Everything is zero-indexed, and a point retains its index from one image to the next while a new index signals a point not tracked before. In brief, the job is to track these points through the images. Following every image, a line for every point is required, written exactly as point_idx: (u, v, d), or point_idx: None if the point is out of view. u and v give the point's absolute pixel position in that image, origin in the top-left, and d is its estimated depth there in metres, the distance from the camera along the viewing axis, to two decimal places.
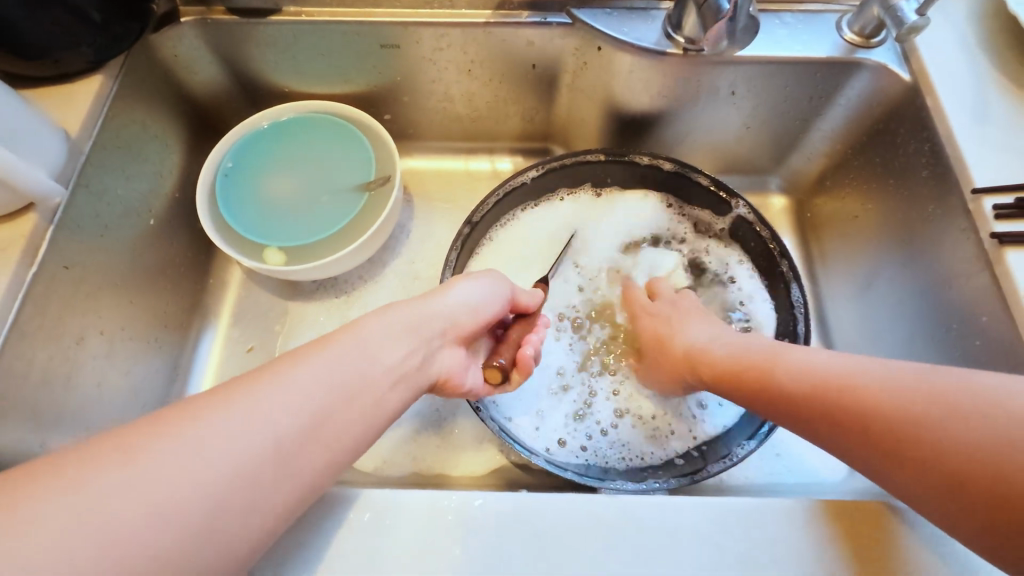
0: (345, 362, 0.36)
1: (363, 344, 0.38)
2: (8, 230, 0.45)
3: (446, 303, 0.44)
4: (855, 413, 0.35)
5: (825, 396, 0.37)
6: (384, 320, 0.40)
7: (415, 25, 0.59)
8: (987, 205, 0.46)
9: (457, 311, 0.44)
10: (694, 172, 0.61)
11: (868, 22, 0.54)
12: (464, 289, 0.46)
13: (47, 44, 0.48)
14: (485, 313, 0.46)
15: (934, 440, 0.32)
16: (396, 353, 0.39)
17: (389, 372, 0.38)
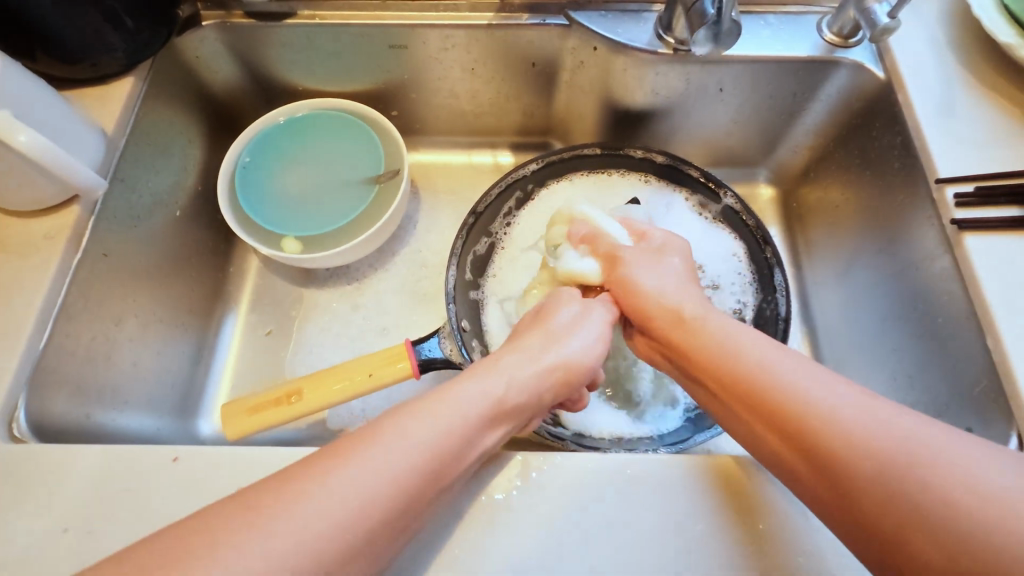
0: (433, 436, 0.35)
1: (455, 409, 0.37)
2: (55, 220, 0.49)
3: (550, 348, 0.43)
4: (779, 411, 0.35)
5: (761, 389, 0.37)
6: (495, 372, 0.40)
7: (422, 27, 0.63)
8: (950, 193, 0.50)
9: (568, 360, 0.43)
10: (685, 165, 0.66)
11: (846, 24, 0.58)
12: (568, 336, 0.45)
13: (84, 49, 0.52)
14: (588, 365, 0.45)
15: (838, 458, 0.33)
16: (484, 430, 0.38)
17: (480, 449, 0.38)
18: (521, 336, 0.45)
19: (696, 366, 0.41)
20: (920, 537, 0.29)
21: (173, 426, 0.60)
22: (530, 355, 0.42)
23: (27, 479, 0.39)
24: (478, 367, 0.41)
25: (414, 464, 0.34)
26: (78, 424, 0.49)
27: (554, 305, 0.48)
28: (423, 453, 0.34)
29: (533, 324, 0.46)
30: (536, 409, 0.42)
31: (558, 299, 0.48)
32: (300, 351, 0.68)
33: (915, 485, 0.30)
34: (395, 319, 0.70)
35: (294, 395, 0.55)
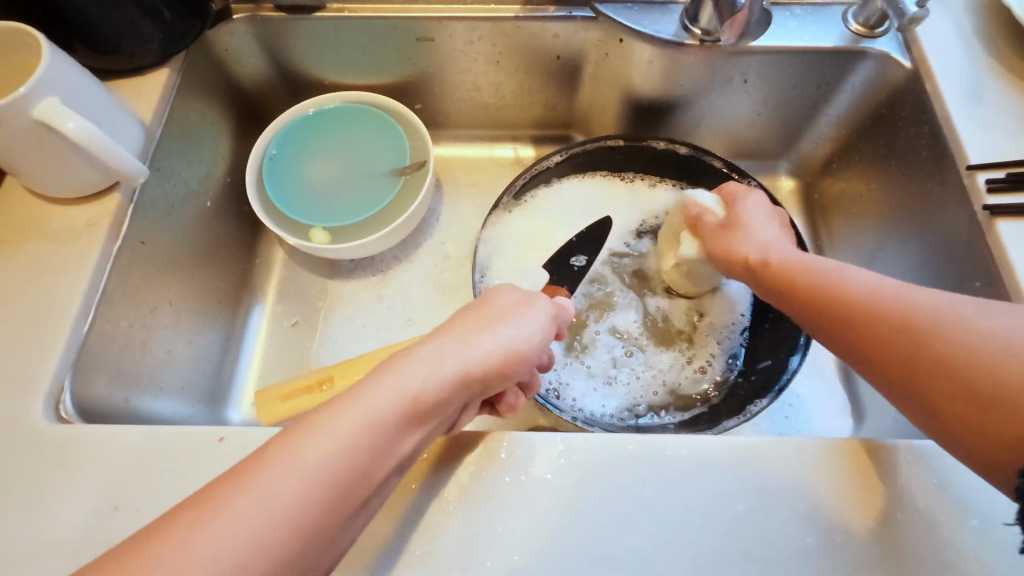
0: (355, 434, 0.33)
1: (373, 411, 0.33)
2: (95, 208, 0.50)
3: (485, 338, 0.39)
4: (854, 310, 0.39)
5: (841, 293, 0.40)
6: (420, 363, 0.36)
7: (449, 20, 0.64)
8: (981, 180, 0.50)
9: (484, 360, 0.38)
10: (709, 156, 0.66)
11: (872, 14, 0.58)
12: (500, 325, 0.40)
13: (122, 40, 0.53)
14: (525, 354, 0.40)
15: (898, 332, 0.37)
16: (406, 430, 0.35)
17: (398, 456, 0.35)
18: (454, 321, 0.40)
19: (782, 283, 0.44)
20: (981, 403, 0.33)
21: (204, 414, 0.61)
22: (455, 343, 0.38)
23: (75, 458, 0.40)
24: (403, 356, 0.37)
25: (344, 456, 0.32)
26: (118, 408, 0.49)
27: (492, 296, 0.43)
28: (346, 447, 0.32)
29: (468, 309, 0.42)
30: (466, 401, 0.39)
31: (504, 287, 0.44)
32: (326, 342, 0.68)
33: (985, 360, 0.34)
34: (420, 310, 0.71)
35: (326, 382, 0.56)
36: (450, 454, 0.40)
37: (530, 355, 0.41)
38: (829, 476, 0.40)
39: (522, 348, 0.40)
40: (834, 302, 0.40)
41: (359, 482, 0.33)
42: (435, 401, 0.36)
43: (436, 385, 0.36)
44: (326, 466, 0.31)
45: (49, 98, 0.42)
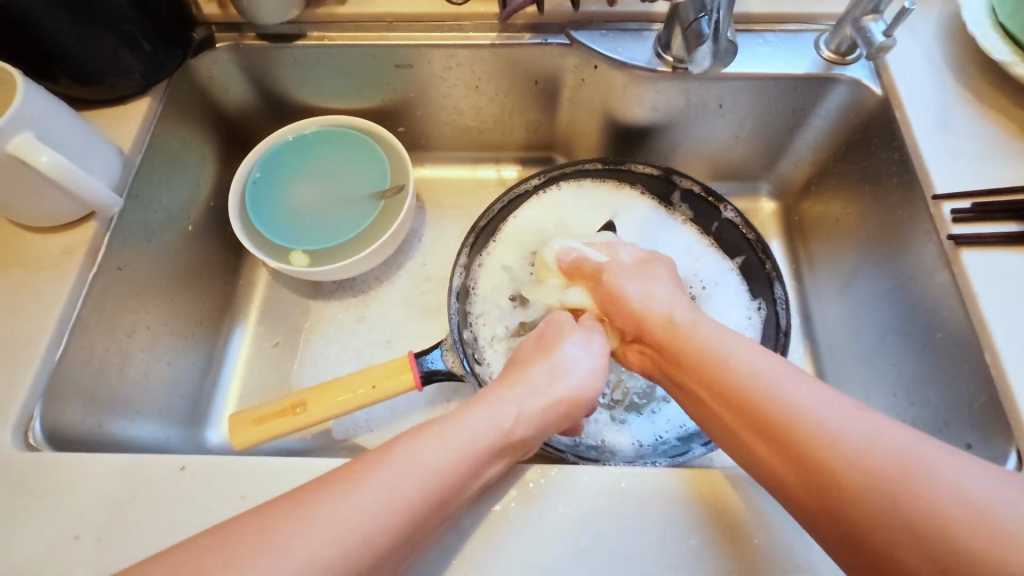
0: (430, 465, 0.36)
1: (462, 435, 0.38)
2: (72, 236, 0.51)
3: (562, 373, 0.46)
4: (772, 415, 0.37)
5: (732, 395, 0.40)
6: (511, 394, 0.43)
7: (426, 47, 0.65)
8: (947, 210, 0.50)
9: (563, 391, 0.45)
10: (684, 179, 0.67)
11: (843, 41, 0.59)
12: (574, 360, 0.47)
13: (104, 71, 0.55)
14: (590, 394, 0.46)
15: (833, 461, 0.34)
16: (495, 460, 0.39)
17: (484, 480, 0.38)
18: (526, 366, 0.47)
19: (712, 377, 0.41)
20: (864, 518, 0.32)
21: (182, 435, 0.61)
22: (534, 385, 0.44)
23: (41, 485, 0.41)
24: (489, 394, 0.43)
25: (449, 466, 0.36)
26: (92, 432, 0.50)
27: (559, 334, 0.50)
28: (452, 458, 0.37)
29: (539, 348, 0.49)
30: (547, 436, 0.44)
31: (568, 325, 0.51)
32: (307, 363, 0.69)
33: (862, 473, 0.33)
34: (400, 331, 0.71)
35: (299, 406, 0.56)
36: None
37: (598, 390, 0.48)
38: (735, 505, 0.40)
39: (592, 384, 0.47)
40: (763, 427, 0.37)
41: (457, 498, 0.36)
42: (527, 429, 0.41)
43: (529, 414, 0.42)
44: (437, 471, 0.36)
45: (22, 133, 0.43)
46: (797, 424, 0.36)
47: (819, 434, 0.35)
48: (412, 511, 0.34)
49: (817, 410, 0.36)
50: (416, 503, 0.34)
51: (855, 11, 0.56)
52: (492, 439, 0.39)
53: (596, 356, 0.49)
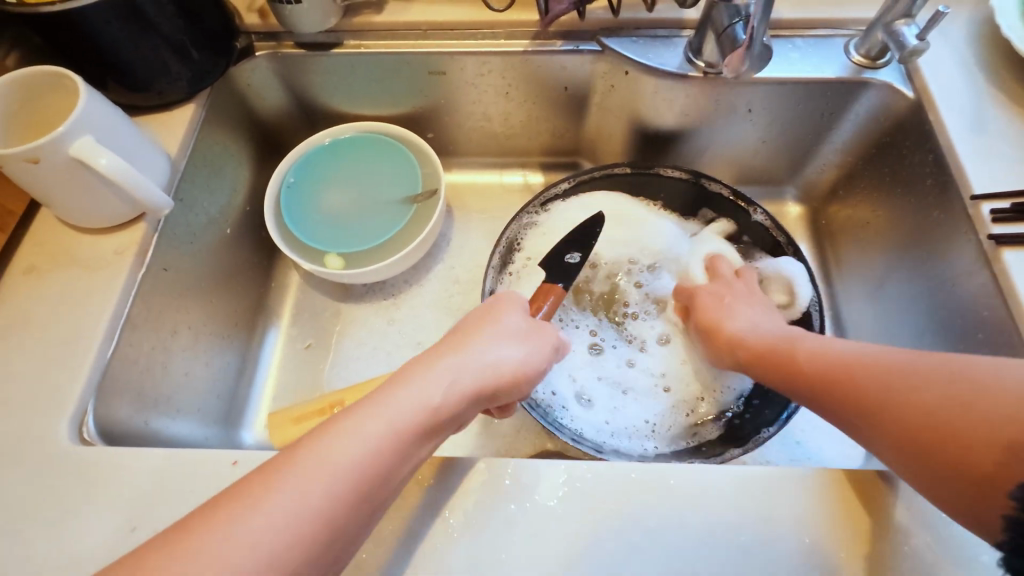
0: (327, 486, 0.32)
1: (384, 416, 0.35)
2: (121, 237, 0.53)
3: (494, 350, 0.41)
4: (842, 363, 0.41)
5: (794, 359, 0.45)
6: (440, 368, 0.38)
7: (460, 55, 0.66)
8: (985, 210, 0.51)
9: (496, 367, 0.40)
10: (712, 183, 0.68)
11: (874, 46, 0.60)
12: (508, 337, 0.43)
13: (153, 78, 0.56)
14: (529, 365, 0.42)
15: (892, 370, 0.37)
16: (419, 444, 0.36)
17: (413, 462, 0.36)
18: (455, 335, 0.42)
19: (783, 366, 0.46)
20: (945, 413, 0.33)
21: (218, 435, 0.62)
22: (464, 357, 0.40)
23: (97, 480, 0.42)
24: (411, 371, 0.38)
25: (370, 454, 0.34)
26: (138, 428, 0.51)
27: (501, 309, 0.45)
28: (370, 452, 0.34)
29: (476, 320, 0.44)
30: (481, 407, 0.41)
31: (505, 304, 0.46)
32: (339, 364, 0.70)
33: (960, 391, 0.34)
34: (430, 334, 0.72)
35: (336, 406, 0.57)
36: (455, 479, 0.41)
37: (538, 373, 0.44)
38: (786, 502, 0.40)
39: (527, 367, 0.42)
40: (822, 364, 0.42)
41: (377, 491, 0.34)
42: (454, 409, 0.38)
43: (460, 396, 0.38)
44: (348, 472, 0.33)
45: (83, 135, 0.45)
46: (873, 361, 0.39)
47: (887, 363, 0.38)
48: (333, 511, 0.32)
49: (894, 352, 0.39)
50: (332, 504, 0.32)
51: (887, 15, 0.57)
52: (415, 424, 0.36)
53: (531, 336, 0.44)
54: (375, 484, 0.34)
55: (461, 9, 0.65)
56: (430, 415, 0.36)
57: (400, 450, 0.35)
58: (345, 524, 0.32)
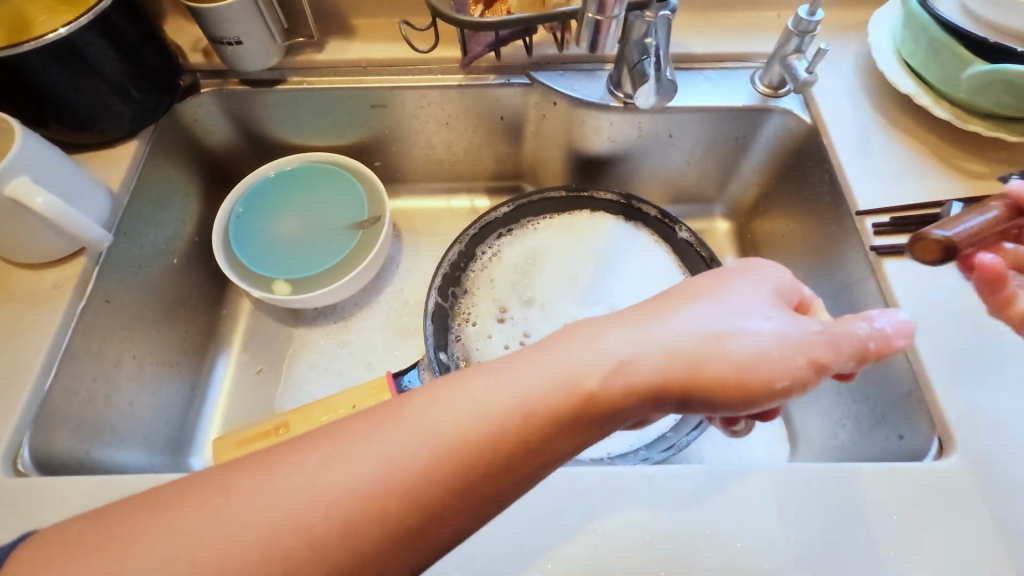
0: (334, 493, 0.31)
1: (470, 411, 0.33)
2: (62, 271, 0.54)
3: (732, 326, 0.36)
4: None
5: None
6: (633, 358, 0.35)
7: (399, 89, 0.70)
8: (868, 223, 0.56)
9: (692, 350, 0.36)
10: (641, 203, 0.73)
11: (774, 77, 0.65)
12: (763, 318, 0.37)
13: (95, 118, 0.58)
14: (801, 358, 0.36)
15: None
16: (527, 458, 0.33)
17: (505, 474, 0.33)
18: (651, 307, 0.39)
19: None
20: None
21: (166, 463, 0.63)
22: (650, 346, 0.36)
23: (31, 510, 0.43)
24: (567, 356, 0.35)
25: (428, 455, 0.32)
26: (78, 458, 0.52)
27: (735, 277, 0.40)
28: (424, 458, 0.32)
29: (675, 293, 0.40)
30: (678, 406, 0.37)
31: (754, 270, 0.40)
32: (290, 388, 0.71)
33: None
34: (380, 355, 0.74)
35: (282, 427, 0.59)
36: None
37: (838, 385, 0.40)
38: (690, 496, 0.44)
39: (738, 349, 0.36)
40: None
41: (418, 514, 0.31)
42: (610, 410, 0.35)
43: (632, 381, 0.35)
44: (364, 488, 0.31)
45: (19, 176, 0.47)
46: None
47: None
48: (354, 521, 0.30)
49: None
50: (370, 509, 0.31)
51: (781, 51, 0.62)
52: (524, 429, 0.33)
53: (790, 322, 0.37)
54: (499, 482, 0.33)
55: (399, 47, 0.69)
56: (590, 401, 0.34)
57: (545, 438, 0.34)
58: (456, 513, 0.32)
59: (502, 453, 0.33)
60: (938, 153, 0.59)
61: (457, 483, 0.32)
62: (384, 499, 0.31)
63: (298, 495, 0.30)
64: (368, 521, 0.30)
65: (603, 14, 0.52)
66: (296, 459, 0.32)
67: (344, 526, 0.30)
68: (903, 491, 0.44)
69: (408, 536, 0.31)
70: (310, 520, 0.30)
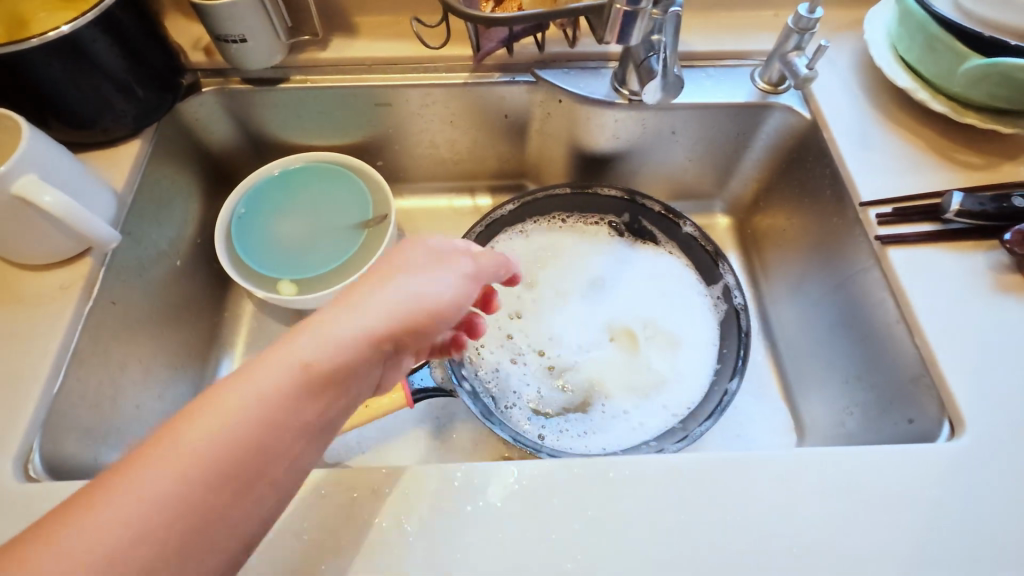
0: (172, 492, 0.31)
1: (281, 401, 0.35)
2: (67, 273, 0.53)
3: (411, 292, 0.41)
4: None
5: None
6: (356, 334, 0.38)
7: (404, 87, 0.70)
8: (872, 214, 0.58)
9: (412, 306, 0.40)
10: (645, 199, 0.73)
11: (774, 74, 0.67)
12: (428, 274, 0.42)
13: (97, 116, 0.57)
14: (437, 310, 0.42)
15: None
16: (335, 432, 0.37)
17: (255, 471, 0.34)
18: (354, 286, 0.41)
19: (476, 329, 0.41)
20: None
21: None
22: (354, 311, 0.39)
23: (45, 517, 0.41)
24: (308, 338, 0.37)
25: (242, 448, 0.33)
26: (87, 464, 0.50)
27: (404, 255, 0.43)
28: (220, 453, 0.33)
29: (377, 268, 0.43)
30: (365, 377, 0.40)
31: (414, 244, 0.45)
32: None
33: None
34: None
35: None
36: (410, 487, 0.44)
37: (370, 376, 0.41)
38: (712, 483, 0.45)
39: (342, 338, 0.37)
40: None
41: (242, 497, 0.33)
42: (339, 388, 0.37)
43: (343, 348, 0.37)
44: (183, 488, 0.32)
45: (27, 174, 0.46)
46: None
47: None
48: (186, 515, 0.31)
49: None
50: (197, 500, 0.32)
51: (782, 48, 0.64)
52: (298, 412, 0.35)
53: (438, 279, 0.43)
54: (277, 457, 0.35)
55: (404, 45, 0.70)
56: (308, 372, 0.36)
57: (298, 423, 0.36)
58: (265, 486, 0.35)
59: (280, 428, 0.35)
60: (933, 147, 0.61)
61: (227, 474, 0.33)
62: (186, 498, 0.31)
63: (83, 538, 0.29)
64: (168, 524, 0.31)
65: (631, 7, 0.52)
66: (122, 479, 0.31)
67: (153, 539, 0.30)
68: (917, 473, 0.45)
69: (222, 520, 0.33)
70: (108, 545, 0.29)
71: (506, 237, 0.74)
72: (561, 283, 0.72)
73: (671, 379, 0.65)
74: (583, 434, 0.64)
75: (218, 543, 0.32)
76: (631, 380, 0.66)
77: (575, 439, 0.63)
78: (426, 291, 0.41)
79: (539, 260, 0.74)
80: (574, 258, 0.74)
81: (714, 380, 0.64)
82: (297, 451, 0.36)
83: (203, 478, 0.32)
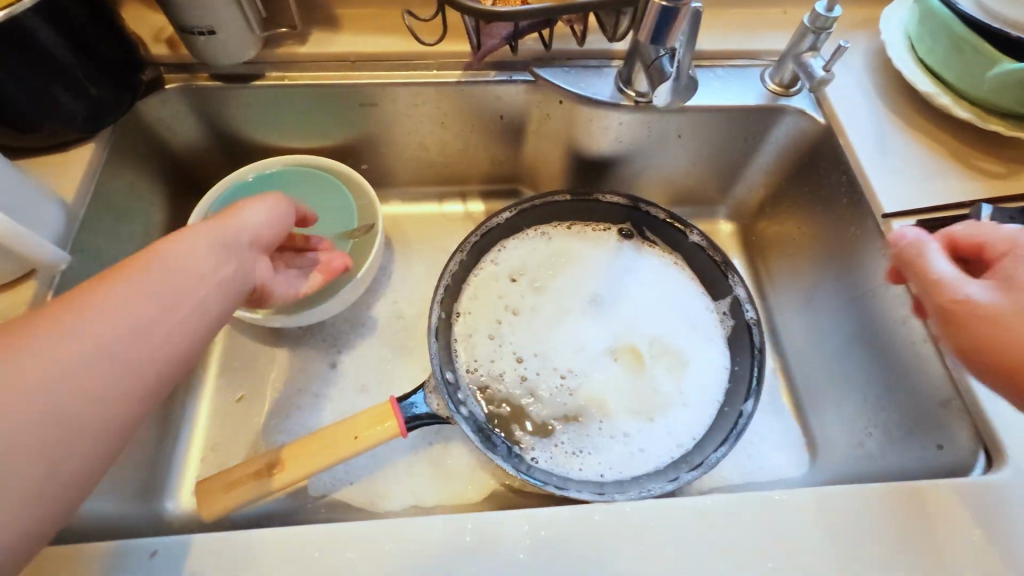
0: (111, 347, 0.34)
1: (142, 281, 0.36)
2: (7, 298, 0.46)
3: (251, 220, 0.46)
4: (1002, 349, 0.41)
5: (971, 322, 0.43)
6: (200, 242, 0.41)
7: (392, 86, 0.64)
8: (895, 226, 0.55)
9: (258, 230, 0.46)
10: (648, 207, 0.68)
11: (786, 75, 0.63)
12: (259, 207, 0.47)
13: (39, 118, 0.50)
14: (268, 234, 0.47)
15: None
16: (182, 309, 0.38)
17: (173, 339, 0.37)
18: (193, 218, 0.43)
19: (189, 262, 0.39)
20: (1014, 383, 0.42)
21: (139, 510, 0.57)
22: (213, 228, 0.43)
23: None
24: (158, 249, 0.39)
25: (152, 312, 0.36)
26: None
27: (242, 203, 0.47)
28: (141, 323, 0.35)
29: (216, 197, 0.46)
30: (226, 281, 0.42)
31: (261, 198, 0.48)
32: (276, 417, 0.65)
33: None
34: (376, 375, 0.68)
35: (276, 466, 0.53)
36: None
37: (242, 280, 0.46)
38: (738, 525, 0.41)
39: (213, 238, 0.42)
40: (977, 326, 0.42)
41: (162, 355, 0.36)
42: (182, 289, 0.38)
43: (195, 260, 0.39)
44: (123, 341, 0.34)
45: None
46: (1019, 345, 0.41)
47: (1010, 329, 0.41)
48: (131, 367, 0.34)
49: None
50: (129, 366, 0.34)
51: (796, 48, 0.61)
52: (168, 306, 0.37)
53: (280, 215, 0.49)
54: (196, 311, 0.39)
55: (391, 40, 0.64)
56: (178, 265, 0.39)
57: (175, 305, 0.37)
58: (200, 316, 0.39)
59: (173, 280, 0.38)
60: (953, 153, 0.58)
61: (152, 330, 0.36)
62: (124, 356, 0.34)
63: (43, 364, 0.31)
64: (121, 363, 0.34)
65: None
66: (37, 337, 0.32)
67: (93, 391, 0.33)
68: (954, 509, 0.42)
69: (166, 330, 0.37)
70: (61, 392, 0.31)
71: (510, 240, 0.70)
72: (565, 292, 0.68)
73: (682, 400, 0.61)
74: (575, 455, 0.59)
75: (174, 339, 0.37)
76: (635, 400, 0.62)
77: (567, 460, 0.59)
78: (262, 221, 0.47)
79: (542, 267, 0.69)
80: (579, 264, 0.70)
81: (728, 399, 0.60)
82: (202, 295, 0.39)
83: (146, 304, 0.36)
